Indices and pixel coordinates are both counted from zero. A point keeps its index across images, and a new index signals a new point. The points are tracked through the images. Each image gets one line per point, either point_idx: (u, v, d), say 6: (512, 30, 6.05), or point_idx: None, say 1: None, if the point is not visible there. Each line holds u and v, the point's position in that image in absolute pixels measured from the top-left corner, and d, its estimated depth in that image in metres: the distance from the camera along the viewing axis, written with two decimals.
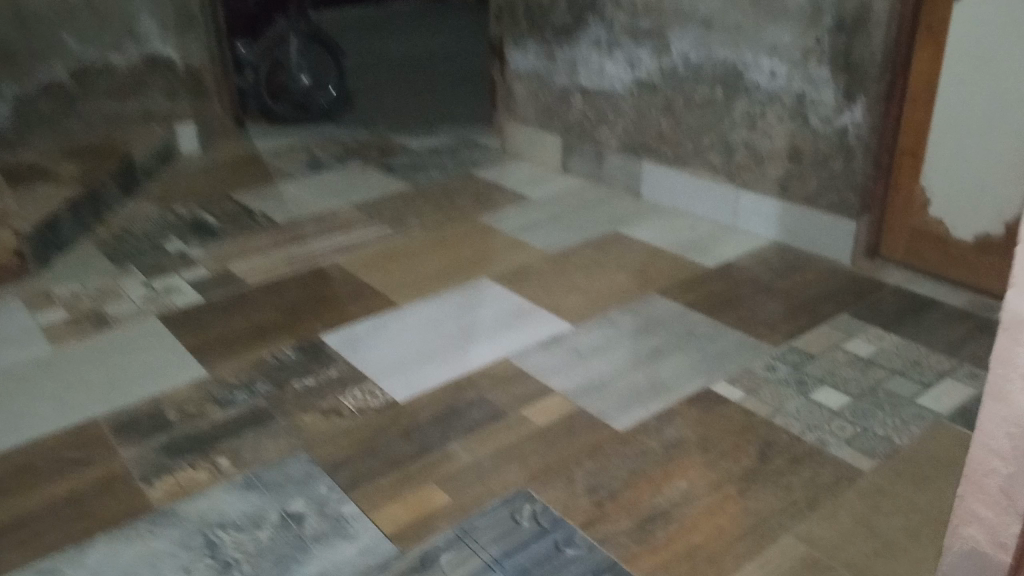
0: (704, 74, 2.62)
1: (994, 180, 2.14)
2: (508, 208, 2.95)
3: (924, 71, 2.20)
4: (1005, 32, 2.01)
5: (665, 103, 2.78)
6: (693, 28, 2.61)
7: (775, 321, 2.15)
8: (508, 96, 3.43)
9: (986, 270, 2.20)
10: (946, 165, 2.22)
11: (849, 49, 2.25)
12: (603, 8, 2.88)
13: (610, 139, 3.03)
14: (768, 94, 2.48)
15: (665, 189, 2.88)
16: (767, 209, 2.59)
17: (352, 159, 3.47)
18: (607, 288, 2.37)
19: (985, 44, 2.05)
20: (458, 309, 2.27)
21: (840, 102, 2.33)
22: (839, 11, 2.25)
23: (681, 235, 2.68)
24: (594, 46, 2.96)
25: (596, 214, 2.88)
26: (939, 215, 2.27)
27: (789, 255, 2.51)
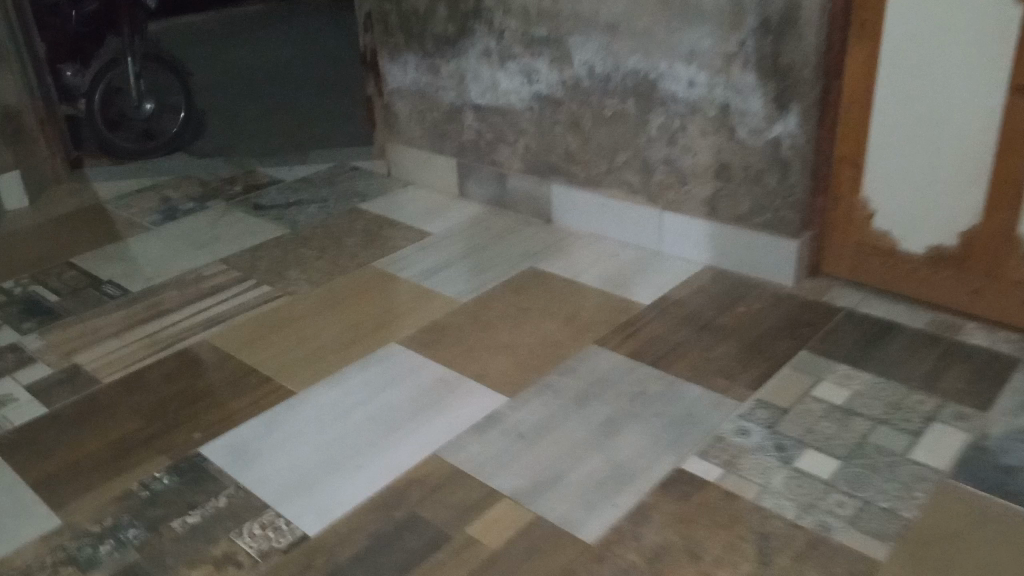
0: (612, 86, 2.34)
1: (941, 189, 1.97)
2: (406, 247, 2.59)
3: (860, 73, 1.99)
4: (951, 34, 1.81)
5: (572, 119, 2.49)
6: (596, 34, 2.32)
7: (731, 367, 1.91)
8: (388, 116, 3.06)
9: (942, 285, 2.05)
10: (890, 176, 2.04)
11: (777, 52, 2.01)
12: (490, 15, 2.54)
13: (511, 160, 2.72)
14: (687, 105, 2.22)
15: (581, 211, 2.60)
16: (697, 231, 2.35)
17: (214, 199, 3.00)
18: (538, 341, 2.05)
19: (929, 46, 1.85)
20: (367, 389, 1.90)
21: (771, 111, 2.08)
22: (764, 10, 1.99)
23: (607, 266, 2.41)
24: (483, 58, 2.63)
25: (508, 247, 2.56)
26: (885, 227, 2.09)
27: (725, 281, 2.28)
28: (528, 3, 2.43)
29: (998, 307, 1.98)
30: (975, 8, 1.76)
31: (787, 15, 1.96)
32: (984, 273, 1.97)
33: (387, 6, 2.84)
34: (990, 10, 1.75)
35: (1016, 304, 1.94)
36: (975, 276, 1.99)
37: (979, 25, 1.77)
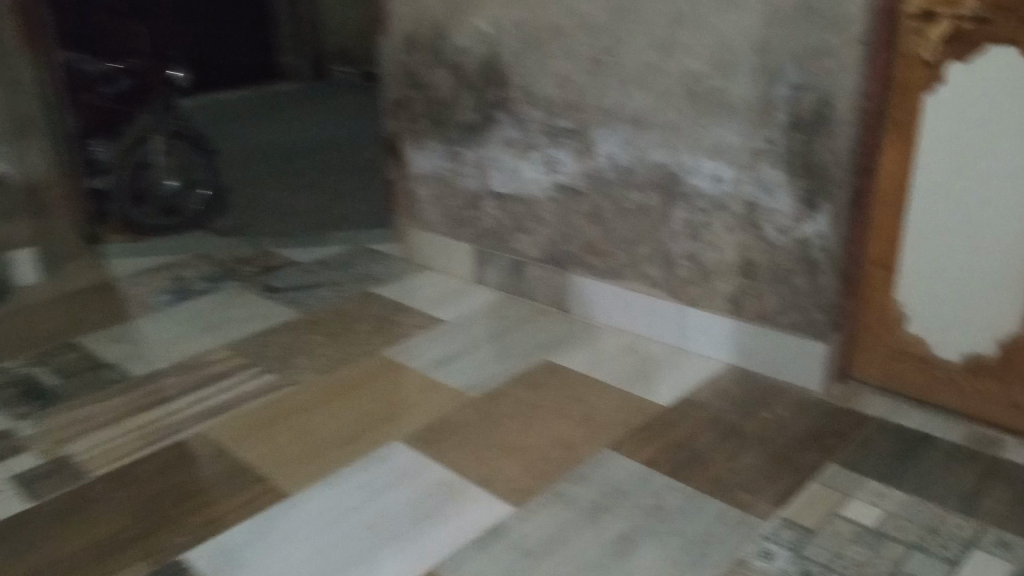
0: (635, 178, 2.29)
1: (980, 295, 1.87)
2: (418, 335, 2.51)
3: (893, 173, 1.91)
4: (989, 136, 1.75)
5: (592, 210, 2.43)
6: (619, 126, 2.28)
7: (757, 480, 1.78)
8: (407, 200, 3.03)
9: (981, 397, 1.92)
10: (925, 279, 1.94)
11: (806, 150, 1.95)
12: (513, 105, 2.52)
13: (530, 248, 2.66)
14: (712, 200, 2.15)
15: (599, 303, 2.51)
16: (720, 327, 2.25)
17: (228, 279, 2.96)
18: (550, 443, 1.94)
19: (966, 148, 1.78)
20: (366, 493, 1.79)
21: (800, 210, 2.02)
22: (794, 108, 1.94)
23: (624, 361, 2.30)
24: (506, 147, 2.60)
25: (522, 338, 2.47)
26: (919, 332, 1.98)
27: (750, 382, 2.17)
28: (552, 94, 2.40)
29: None
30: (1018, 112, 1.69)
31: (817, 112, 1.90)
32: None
33: (412, 93, 2.84)
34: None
35: None
36: (1016, 389, 1.86)
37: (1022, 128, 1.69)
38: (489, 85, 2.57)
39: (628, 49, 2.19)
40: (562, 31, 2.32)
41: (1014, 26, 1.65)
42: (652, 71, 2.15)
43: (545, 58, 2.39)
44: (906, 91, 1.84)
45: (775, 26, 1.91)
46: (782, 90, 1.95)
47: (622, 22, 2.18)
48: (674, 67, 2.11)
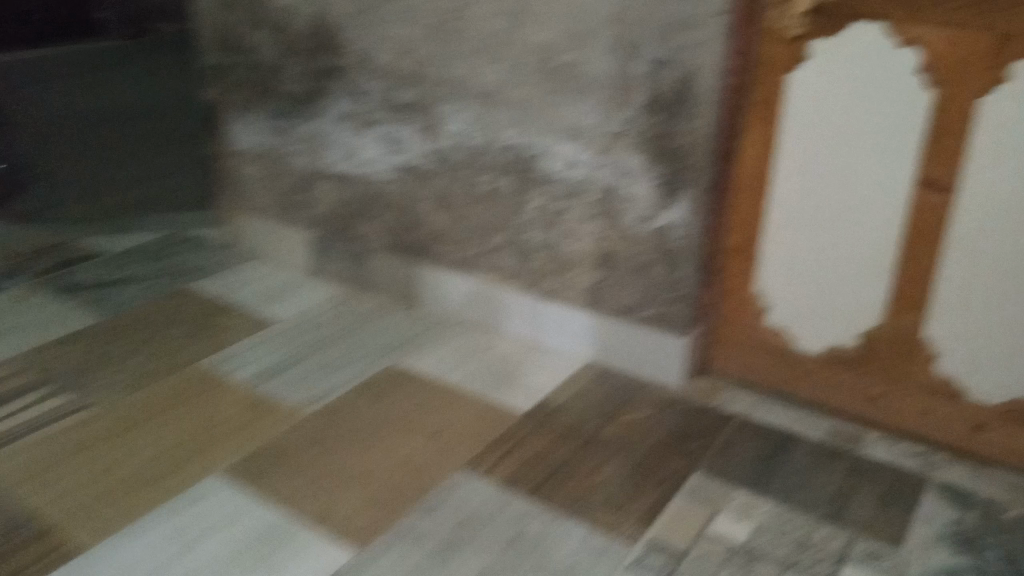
0: (486, 161, 2.08)
1: (841, 283, 1.79)
2: (245, 341, 2.21)
3: (754, 158, 1.80)
4: (850, 117, 1.66)
5: (440, 195, 2.20)
6: (467, 103, 2.05)
7: (621, 498, 1.64)
8: (233, 182, 2.69)
9: (838, 388, 1.85)
10: (786, 267, 1.85)
11: (666, 133, 1.80)
12: (349, 75, 2.24)
13: (373, 236, 2.41)
14: (568, 186, 1.97)
15: (449, 297, 2.30)
16: (578, 325, 2.09)
17: (14, 277, 2.52)
18: (394, 466, 1.73)
19: (828, 129, 1.69)
20: (175, 545, 1.51)
21: (659, 197, 1.86)
22: (654, 89, 1.78)
23: (476, 364, 2.11)
24: (341, 122, 2.32)
25: (365, 341, 2.22)
26: (780, 323, 1.90)
27: (610, 380, 2.03)
28: (392, 65, 2.14)
29: (899, 414, 1.79)
30: (881, 92, 1.61)
31: (678, 93, 1.75)
32: (884, 377, 1.79)
33: (235, 59, 2.49)
34: (896, 96, 1.60)
35: (918, 412, 1.77)
36: (876, 380, 1.80)
37: (884, 110, 1.62)
38: (321, 52, 2.27)
39: (475, 16, 1.96)
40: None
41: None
42: (502, 42, 1.94)
43: (383, 24, 2.12)
44: (769, 69, 1.72)
45: None
46: (641, 68, 1.78)
47: None
48: (526, 39, 1.90)
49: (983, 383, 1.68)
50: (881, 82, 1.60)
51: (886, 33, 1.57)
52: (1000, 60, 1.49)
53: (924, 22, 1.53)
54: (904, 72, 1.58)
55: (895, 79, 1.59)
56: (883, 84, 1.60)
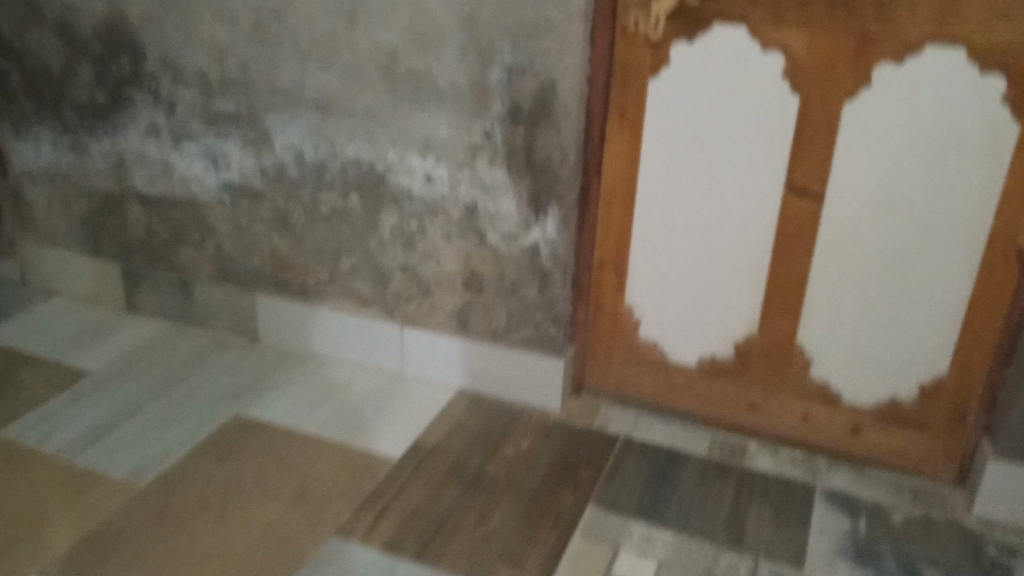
0: (328, 178, 1.85)
1: (714, 293, 1.74)
2: (54, 401, 1.87)
3: (619, 168, 1.71)
4: (717, 122, 1.59)
5: (275, 215, 1.95)
6: (301, 114, 1.81)
7: (516, 546, 1.51)
8: (14, 207, 2.26)
9: (718, 399, 1.82)
10: (657, 279, 1.78)
11: (530, 145, 1.66)
12: (155, 82, 1.93)
13: (198, 263, 2.10)
14: (425, 204, 1.79)
15: (296, 328, 2.05)
16: (443, 349, 1.92)
17: None
18: (254, 540, 1.50)
19: (696, 135, 1.62)
20: None
21: (526, 213, 1.72)
22: (512, 97, 1.62)
23: (333, 403, 1.89)
24: (150, 136, 2.00)
25: (201, 387, 1.94)
26: (653, 336, 1.84)
27: (483, 409, 1.88)
28: (208, 71, 1.86)
29: (780, 422, 1.78)
30: (748, 97, 1.55)
31: (541, 102, 1.61)
32: (761, 386, 1.77)
33: (4, 64, 2.07)
34: (763, 100, 1.54)
35: (797, 417, 1.76)
36: (753, 389, 1.78)
37: (752, 115, 1.56)
38: (118, 56, 1.94)
39: (303, 16, 1.72)
40: None
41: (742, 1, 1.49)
42: (337, 45, 1.71)
43: (193, 24, 1.82)
44: (629, 75, 1.62)
45: None
46: (496, 74, 1.62)
47: None
48: (365, 42, 1.69)
49: (856, 385, 1.69)
50: (748, 87, 1.54)
51: (749, 35, 1.50)
52: (862, 65, 1.45)
53: (789, 26, 1.48)
54: (772, 76, 1.52)
55: (762, 83, 1.53)
56: (750, 89, 1.54)
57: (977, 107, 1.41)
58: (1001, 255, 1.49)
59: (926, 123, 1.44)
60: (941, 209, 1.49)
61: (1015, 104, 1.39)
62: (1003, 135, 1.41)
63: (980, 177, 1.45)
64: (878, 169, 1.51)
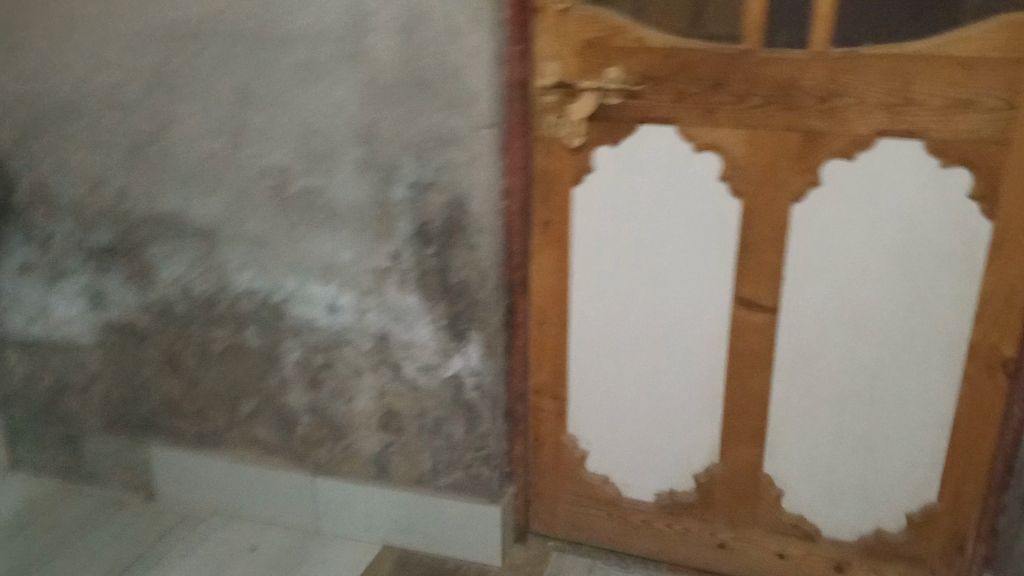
0: (221, 313, 1.63)
1: (668, 418, 1.54)
2: None
3: (548, 285, 1.51)
4: (654, 233, 1.42)
5: (165, 357, 1.70)
6: (187, 244, 1.60)
7: None
8: None
9: (681, 539, 1.60)
10: (603, 405, 1.57)
11: (444, 268, 1.45)
12: (23, 216, 1.70)
13: (81, 414, 1.83)
14: (331, 338, 1.57)
15: (198, 482, 1.79)
16: (365, 500, 1.67)
17: None
18: None
19: (632, 248, 1.44)
20: None
21: (445, 342, 1.50)
22: (420, 216, 1.43)
23: (239, 574, 1.62)
24: (20, 275, 1.76)
25: (86, 565, 1.67)
26: (603, 469, 1.62)
27: (414, 570, 1.63)
28: (80, 201, 1.64)
29: (753, 562, 1.56)
30: (684, 203, 1.38)
31: (452, 220, 1.42)
32: (729, 523, 1.55)
33: None
34: (701, 206, 1.37)
35: (773, 557, 1.55)
36: (721, 527, 1.56)
37: (691, 223, 1.39)
38: None
39: (182, 136, 1.51)
40: (78, 110, 1.56)
41: (668, 99, 1.33)
42: (220, 168, 1.51)
43: (60, 151, 1.61)
44: (550, 185, 1.44)
45: (380, 105, 1.38)
46: (400, 192, 1.42)
47: (165, 99, 1.50)
48: (252, 164, 1.49)
49: (834, 517, 1.48)
50: (682, 192, 1.38)
51: (681, 136, 1.34)
52: (809, 161, 1.30)
53: (722, 124, 1.32)
54: (708, 180, 1.36)
55: (698, 187, 1.37)
56: (685, 194, 1.38)
57: (941, 207, 1.25)
58: (985, 367, 1.31)
59: (885, 226, 1.29)
60: (913, 321, 1.32)
61: (983, 202, 1.23)
62: (973, 237, 1.25)
63: (953, 283, 1.29)
64: (837, 277, 1.34)
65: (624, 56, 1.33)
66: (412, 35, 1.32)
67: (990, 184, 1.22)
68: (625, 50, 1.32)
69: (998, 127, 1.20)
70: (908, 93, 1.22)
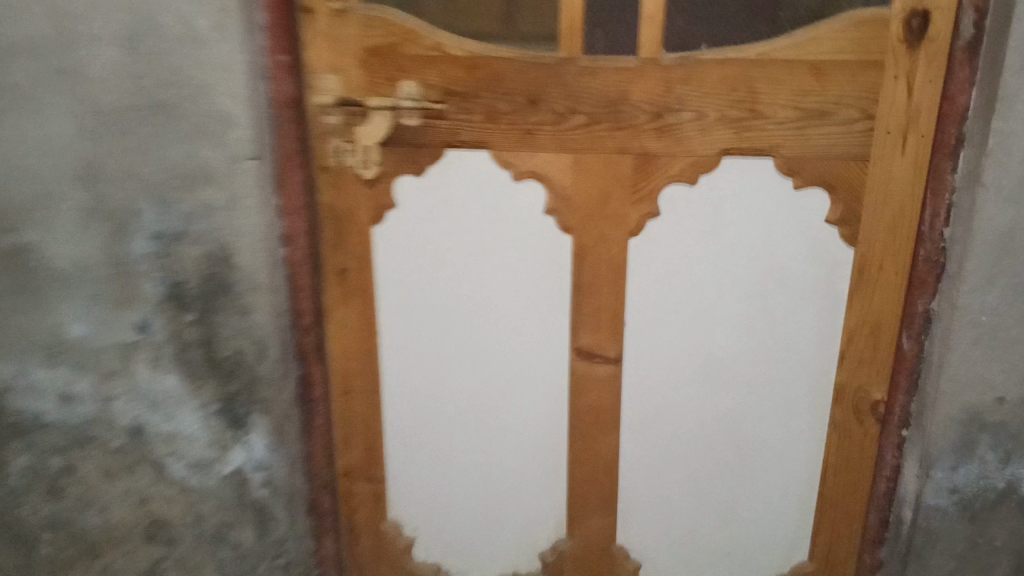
0: None
1: (504, 490, 1.31)
2: None
3: (350, 345, 1.26)
4: (473, 277, 1.20)
5: None
6: None
7: None
8: None
9: None
10: (428, 480, 1.33)
11: (210, 337, 1.16)
12: None
13: None
14: (62, 439, 1.19)
15: None
16: None
17: None
18: None
19: (448, 294, 1.22)
20: None
21: (219, 430, 1.20)
22: (172, 275, 1.12)
23: None
24: None
25: None
26: (433, 551, 1.38)
27: None
28: None
29: None
30: (505, 241, 1.17)
31: (214, 279, 1.12)
32: None
33: None
34: (527, 243, 1.16)
35: None
36: None
37: (515, 264, 1.18)
38: None
39: None
40: None
41: (478, 118, 1.10)
42: None
43: None
44: (344, 226, 1.20)
45: (101, 132, 1.05)
46: (143, 245, 1.11)
47: None
48: None
49: None
50: (502, 228, 1.16)
51: (495, 164, 1.13)
52: (645, 189, 1.10)
53: (544, 146, 1.10)
54: (530, 213, 1.14)
55: (520, 221, 1.15)
56: (505, 230, 1.16)
57: (793, 234, 1.09)
58: (853, 410, 1.17)
59: (735, 259, 1.12)
60: (771, 363, 1.16)
61: (843, 228, 1.08)
62: (830, 267, 1.10)
63: (810, 319, 1.13)
64: (684, 321, 1.16)
65: (422, 69, 1.09)
66: (138, 42, 1.01)
67: (853, 207, 1.07)
68: (420, 60, 1.09)
69: (858, 143, 1.04)
70: (756, 105, 1.03)
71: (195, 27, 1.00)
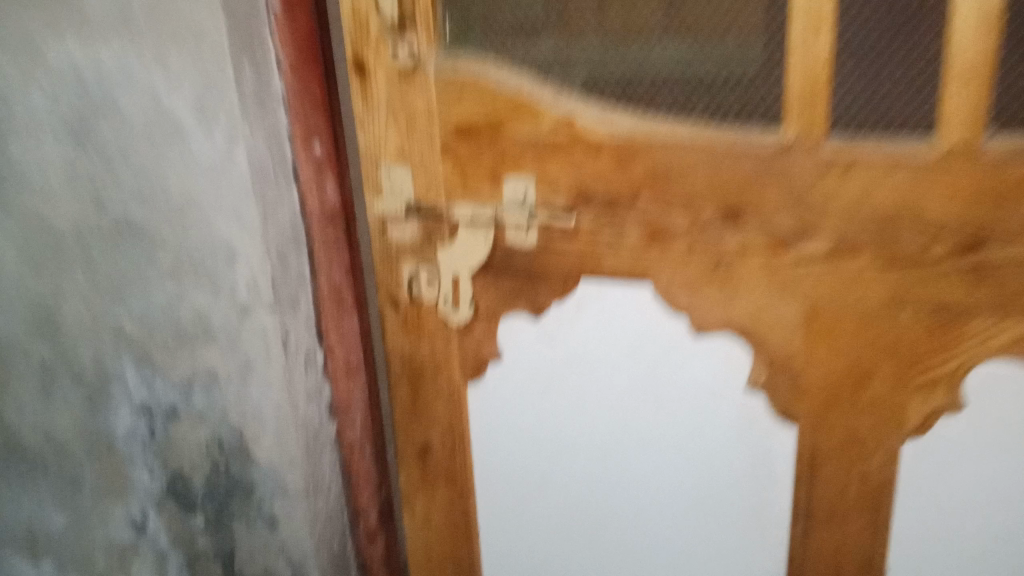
0: None
1: None
2: None
3: (439, 549, 0.85)
4: (624, 472, 0.77)
5: None
6: None
7: None
8: None
9: None
10: None
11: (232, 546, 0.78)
12: None
13: None
14: None
15: None
16: None
17: None
18: None
19: (592, 494, 0.79)
20: None
21: None
22: (171, 466, 0.76)
23: None
24: None
25: None
26: None
27: None
28: None
29: None
30: (667, 427, 0.74)
31: (230, 473, 0.75)
32: None
33: None
34: (709, 429, 0.73)
35: None
36: None
37: (685, 456, 0.75)
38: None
39: None
40: None
41: (634, 240, 0.67)
42: None
43: None
44: (429, 387, 0.78)
45: (62, 255, 0.70)
46: (128, 424, 0.75)
47: None
48: None
49: None
50: (665, 402, 0.73)
51: (658, 308, 0.69)
52: (925, 364, 0.64)
53: (754, 286, 0.66)
54: (708, 389, 0.71)
55: (688, 400, 0.72)
56: (665, 410, 0.74)
57: None
58: None
59: None
60: None
61: None
62: None
63: None
64: (978, 569, 0.70)
65: (541, 157, 0.67)
66: (93, 136, 0.65)
67: None
68: (539, 146, 0.66)
69: None
70: None
71: (164, 106, 0.63)
